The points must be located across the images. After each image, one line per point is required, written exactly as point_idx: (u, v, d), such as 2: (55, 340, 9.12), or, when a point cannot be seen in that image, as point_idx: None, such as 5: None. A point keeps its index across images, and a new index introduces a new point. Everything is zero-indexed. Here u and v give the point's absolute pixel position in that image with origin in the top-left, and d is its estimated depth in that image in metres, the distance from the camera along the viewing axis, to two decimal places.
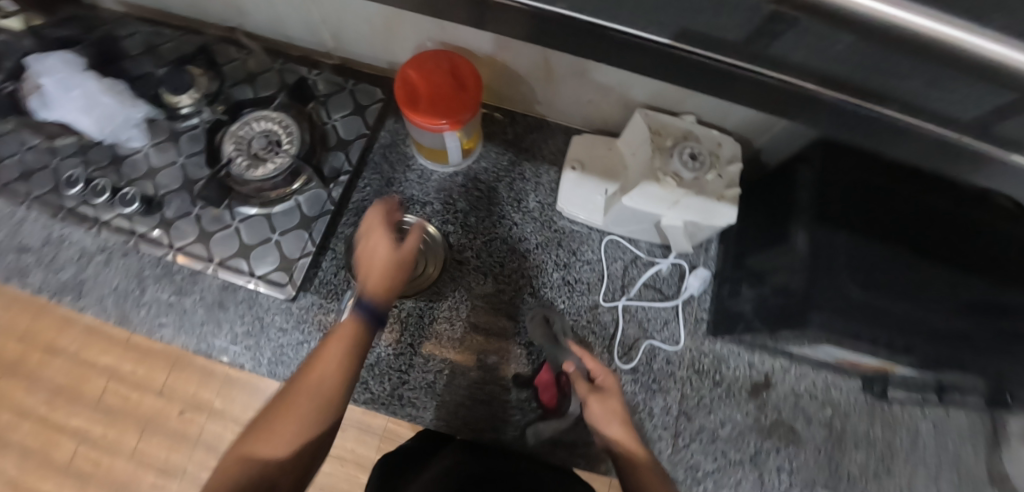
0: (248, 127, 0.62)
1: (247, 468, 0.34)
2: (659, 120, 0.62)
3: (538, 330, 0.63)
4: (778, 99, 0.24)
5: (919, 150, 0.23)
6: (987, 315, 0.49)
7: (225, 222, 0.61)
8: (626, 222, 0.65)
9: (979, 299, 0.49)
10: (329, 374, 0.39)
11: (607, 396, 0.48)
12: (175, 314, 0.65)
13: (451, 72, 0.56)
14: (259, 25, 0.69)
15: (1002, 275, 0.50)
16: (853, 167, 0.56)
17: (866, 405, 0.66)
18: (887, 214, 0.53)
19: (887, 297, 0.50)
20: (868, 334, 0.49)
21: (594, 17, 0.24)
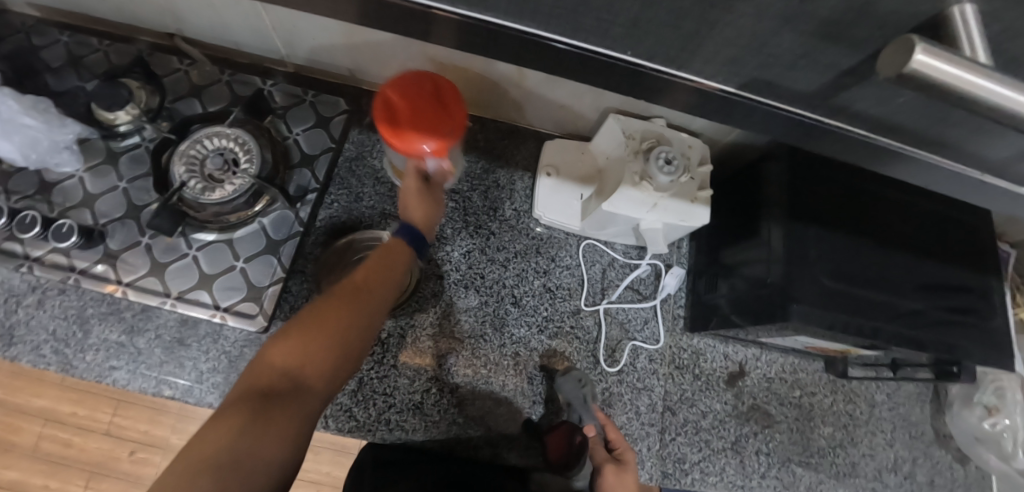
0: (199, 145, 0.58)
1: (274, 376, 0.38)
2: (632, 125, 0.64)
3: (574, 388, 0.62)
4: (757, 116, 0.26)
5: (887, 157, 0.26)
6: (928, 294, 0.55)
7: (181, 252, 0.56)
8: (604, 225, 0.66)
9: (922, 278, 0.56)
10: (379, 279, 0.45)
11: (624, 472, 0.59)
12: (129, 355, 0.60)
13: (435, 96, 0.48)
14: (202, 31, 0.63)
15: (937, 256, 0.57)
16: (815, 164, 0.59)
17: (828, 382, 0.71)
18: (846, 207, 0.58)
19: (847, 283, 0.54)
20: (838, 321, 0.53)
21: (591, 45, 0.24)
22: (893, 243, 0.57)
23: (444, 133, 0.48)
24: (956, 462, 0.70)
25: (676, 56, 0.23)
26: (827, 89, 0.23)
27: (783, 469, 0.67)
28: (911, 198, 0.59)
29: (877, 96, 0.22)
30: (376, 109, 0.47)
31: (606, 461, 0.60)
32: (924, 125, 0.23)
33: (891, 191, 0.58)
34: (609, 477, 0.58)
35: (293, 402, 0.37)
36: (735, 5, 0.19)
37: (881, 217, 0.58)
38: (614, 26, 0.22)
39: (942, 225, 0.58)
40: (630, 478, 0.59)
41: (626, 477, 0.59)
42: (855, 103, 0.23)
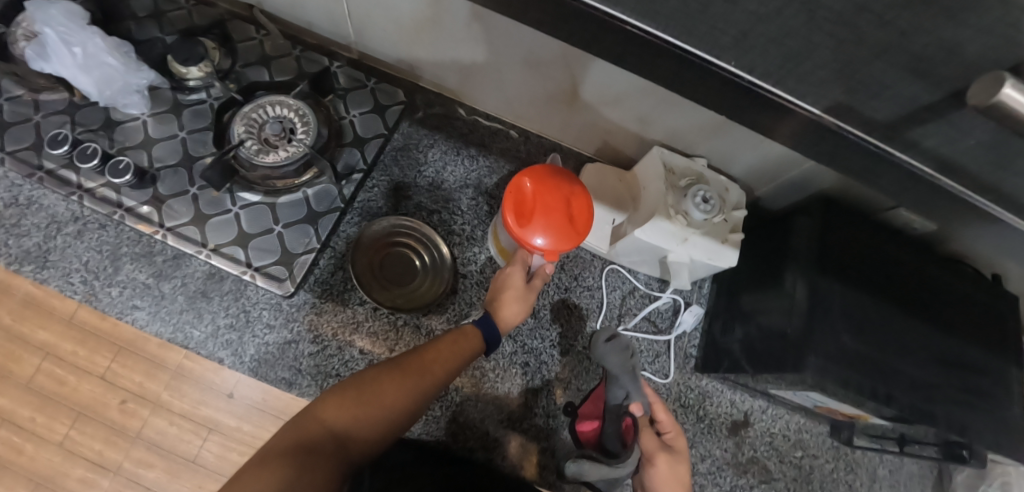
0: (262, 110, 0.60)
1: (321, 430, 0.43)
2: (673, 159, 0.65)
3: (618, 356, 0.61)
4: (817, 140, 0.28)
5: (933, 196, 0.28)
6: (944, 369, 0.55)
7: (224, 207, 0.58)
8: (632, 252, 0.67)
9: (942, 352, 0.56)
10: (438, 367, 0.50)
11: (676, 461, 0.55)
12: (152, 298, 0.61)
13: (566, 209, 0.56)
14: (279, 6, 0.66)
15: (962, 332, 0.57)
16: (847, 223, 0.60)
17: (831, 448, 0.70)
18: (875, 270, 0.58)
19: (865, 343, 0.54)
20: (854, 381, 0.53)
21: (685, 45, 0.26)
22: (919, 313, 0.57)
23: (558, 242, 0.56)
24: None
25: (759, 72, 0.25)
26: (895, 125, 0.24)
27: None
28: (937, 271, 0.59)
29: (939, 134, 0.23)
30: (513, 197, 0.56)
31: (657, 450, 0.56)
32: (981, 173, 0.24)
33: (912, 257, 0.60)
34: (663, 466, 0.54)
35: (330, 460, 0.42)
36: (827, 28, 0.20)
37: (906, 287, 0.58)
38: (708, 34, 0.24)
39: (969, 302, 0.58)
40: (680, 468, 0.55)
41: (677, 468, 0.55)
42: (924, 142, 0.24)
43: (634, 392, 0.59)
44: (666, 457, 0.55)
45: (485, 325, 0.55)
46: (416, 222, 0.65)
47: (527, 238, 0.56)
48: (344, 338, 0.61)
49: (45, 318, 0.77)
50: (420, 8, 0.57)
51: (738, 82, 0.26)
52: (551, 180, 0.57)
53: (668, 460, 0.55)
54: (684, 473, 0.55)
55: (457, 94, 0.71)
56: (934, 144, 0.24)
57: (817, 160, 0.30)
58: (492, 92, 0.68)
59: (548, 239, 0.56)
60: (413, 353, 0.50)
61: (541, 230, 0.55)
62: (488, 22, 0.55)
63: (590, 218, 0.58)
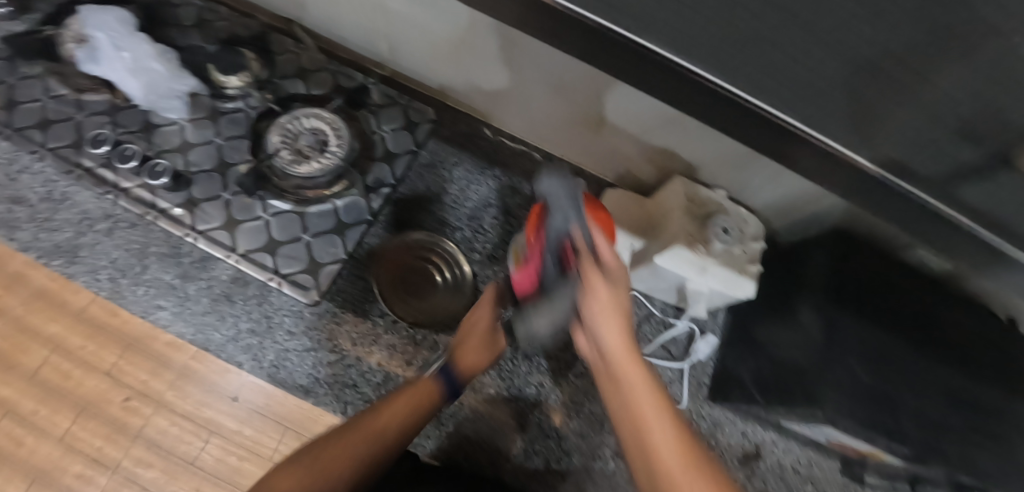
0: (297, 121, 0.61)
1: None
2: (693, 189, 0.67)
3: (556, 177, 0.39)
4: (860, 189, 0.29)
5: (963, 246, 0.29)
6: (959, 411, 0.56)
7: (255, 213, 0.59)
8: (649, 278, 0.68)
9: (959, 391, 0.56)
10: (405, 419, 0.47)
11: (601, 274, 0.37)
12: (176, 298, 0.62)
13: None
14: (317, 21, 0.68)
15: (980, 372, 0.57)
16: (861, 257, 0.61)
17: (841, 484, 0.70)
18: (889, 306, 0.59)
19: (877, 380, 0.55)
20: (869, 418, 0.53)
21: (743, 93, 0.26)
22: (936, 351, 0.57)
23: None
24: None
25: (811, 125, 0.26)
26: (938, 181, 0.25)
27: None
28: (955, 309, 0.60)
29: (981, 192, 0.24)
30: None
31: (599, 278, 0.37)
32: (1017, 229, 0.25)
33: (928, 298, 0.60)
34: (600, 294, 0.36)
35: None
36: (877, 93, 0.22)
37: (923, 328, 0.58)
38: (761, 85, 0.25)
39: (990, 342, 0.58)
40: (621, 289, 0.37)
41: (614, 291, 0.37)
42: (962, 198, 0.26)
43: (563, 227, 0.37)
44: (600, 275, 0.37)
45: (447, 377, 0.52)
46: (442, 240, 0.65)
47: None
48: (362, 349, 0.62)
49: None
50: (456, 31, 0.58)
51: (791, 129, 0.27)
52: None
53: (619, 281, 0.38)
54: (624, 298, 0.37)
55: (483, 114, 0.72)
56: (975, 198, 0.25)
57: (859, 205, 0.30)
58: (520, 116, 0.69)
59: None
60: (375, 409, 0.47)
61: None
62: (523, 48, 0.56)
63: None
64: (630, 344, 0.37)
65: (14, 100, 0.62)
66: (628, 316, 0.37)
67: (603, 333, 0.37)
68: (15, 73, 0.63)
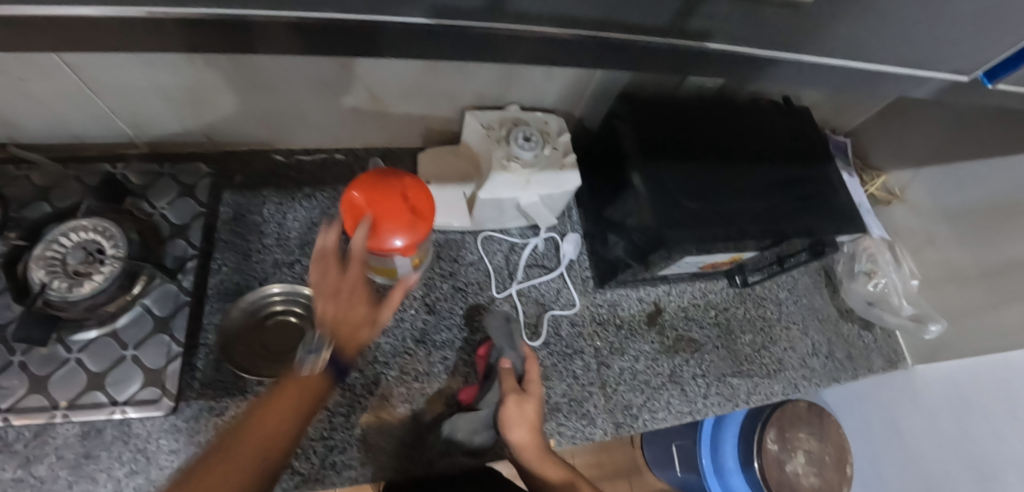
0: (55, 245, 0.54)
1: None
2: (489, 116, 0.68)
3: (498, 326, 0.64)
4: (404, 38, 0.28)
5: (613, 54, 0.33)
6: (783, 188, 0.65)
7: (61, 359, 0.53)
8: (492, 215, 0.69)
9: (747, 173, 0.65)
10: None
11: (526, 401, 0.58)
12: (31, 489, 0.53)
13: (405, 203, 0.57)
14: (33, 133, 0.59)
15: (759, 151, 0.67)
16: (647, 115, 0.66)
17: (736, 296, 0.78)
18: (687, 134, 0.66)
19: (722, 202, 0.62)
20: (743, 210, 0.62)
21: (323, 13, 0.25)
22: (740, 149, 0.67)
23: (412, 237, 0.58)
24: (863, 330, 0.79)
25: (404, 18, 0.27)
26: (552, 13, 0.28)
27: (722, 383, 0.72)
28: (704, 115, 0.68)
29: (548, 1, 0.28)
30: (354, 214, 0.57)
31: (510, 391, 0.58)
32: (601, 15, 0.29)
33: (731, 127, 0.68)
34: (511, 409, 0.57)
35: None
36: None
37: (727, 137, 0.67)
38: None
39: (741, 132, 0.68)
40: (534, 405, 0.58)
41: (527, 407, 0.58)
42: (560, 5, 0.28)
43: (511, 355, 0.62)
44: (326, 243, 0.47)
45: None
46: (270, 286, 0.63)
47: (384, 245, 0.57)
48: None
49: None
50: (195, 80, 0.55)
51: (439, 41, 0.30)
52: (386, 180, 0.57)
53: (529, 396, 0.59)
54: (534, 411, 0.59)
55: (267, 144, 0.69)
56: None
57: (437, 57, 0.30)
58: (297, 131, 0.68)
59: (403, 238, 0.57)
60: None
61: (392, 230, 0.56)
62: (264, 63, 0.55)
63: (430, 200, 0.60)
64: (537, 444, 0.58)
65: None
66: (538, 425, 0.58)
67: (507, 432, 0.57)
68: None
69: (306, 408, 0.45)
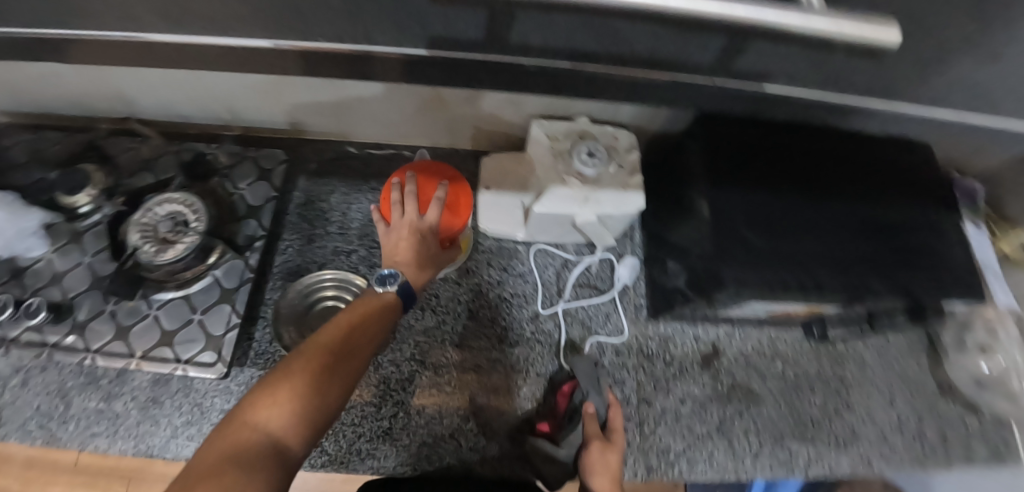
0: (151, 213, 0.61)
1: None
2: (555, 127, 0.66)
3: (586, 367, 0.63)
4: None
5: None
6: (880, 237, 0.57)
7: (142, 313, 0.59)
8: (547, 228, 0.67)
9: (837, 220, 0.57)
10: None
11: (609, 450, 0.57)
12: (109, 421, 0.61)
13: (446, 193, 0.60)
14: (148, 109, 0.67)
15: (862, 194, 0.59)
16: (733, 130, 0.60)
17: (810, 350, 0.69)
18: (779, 160, 0.59)
19: (798, 244, 0.55)
20: (821, 256, 0.55)
21: None
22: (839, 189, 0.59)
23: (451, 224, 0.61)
24: (967, 413, 0.67)
25: None
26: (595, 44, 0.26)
27: (779, 444, 0.64)
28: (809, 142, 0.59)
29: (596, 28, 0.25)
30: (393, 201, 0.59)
31: (593, 435, 0.58)
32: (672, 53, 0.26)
33: (830, 158, 0.59)
34: (591, 452, 0.56)
35: None
36: None
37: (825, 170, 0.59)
38: None
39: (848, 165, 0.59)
40: (617, 457, 0.56)
41: (612, 457, 0.56)
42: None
43: (595, 399, 0.61)
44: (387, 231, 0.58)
45: None
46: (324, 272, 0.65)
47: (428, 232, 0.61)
48: None
49: (240, 432, 0.37)
50: (275, 79, 0.59)
51: None
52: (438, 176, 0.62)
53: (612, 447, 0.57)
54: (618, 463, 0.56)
55: (341, 135, 0.72)
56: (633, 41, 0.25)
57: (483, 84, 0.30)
58: (368, 126, 0.70)
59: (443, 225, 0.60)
60: None
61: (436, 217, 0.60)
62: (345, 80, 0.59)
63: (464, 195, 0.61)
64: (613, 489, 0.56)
65: None
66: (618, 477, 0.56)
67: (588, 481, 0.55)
68: None
69: (380, 326, 0.50)
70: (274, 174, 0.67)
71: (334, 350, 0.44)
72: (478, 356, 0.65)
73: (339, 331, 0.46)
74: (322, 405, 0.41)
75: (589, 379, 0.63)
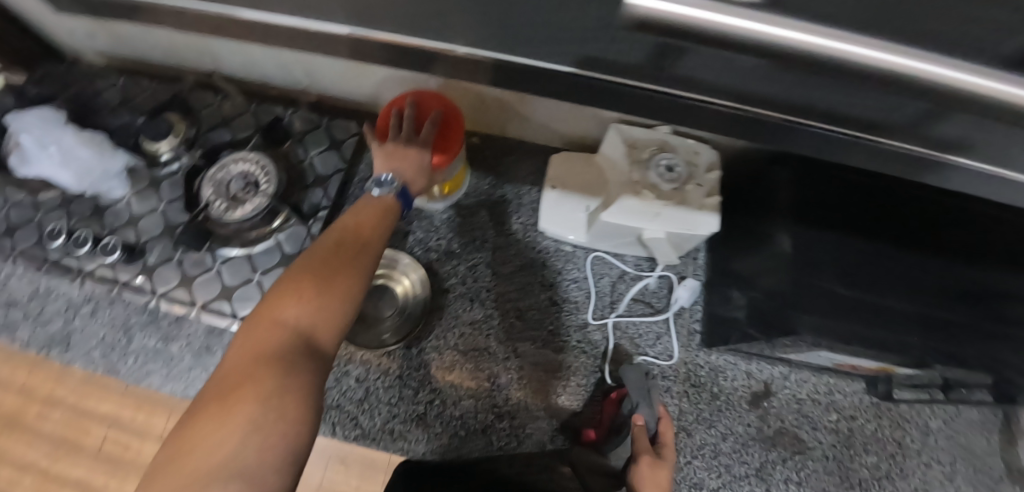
0: (227, 169, 0.62)
1: None
2: (635, 134, 0.62)
3: (635, 377, 0.60)
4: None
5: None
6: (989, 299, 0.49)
7: (207, 266, 0.62)
8: (610, 238, 0.64)
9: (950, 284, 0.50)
10: None
11: (661, 468, 0.51)
12: (163, 361, 0.64)
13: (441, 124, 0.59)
14: (232, 66, 0.68)
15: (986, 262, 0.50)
16: (834, 168, 0.55)
17: (870, 406, 0.65)
18: (882, 208, 0.53)
19: (899, 299, 0.49)
20: (925, 315, 0.48)
21: None
22: (954, 248, 0.51)
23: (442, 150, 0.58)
24: None
25: None
26: None
27: None
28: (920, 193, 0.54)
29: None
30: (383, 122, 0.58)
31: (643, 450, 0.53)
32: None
33: (950, 217, 0.53)
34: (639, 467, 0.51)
35: None
36: None
37: (937, 226, 0.52)
38: None
39: (969, 223, 0.52)
40: (669, 475, 0.51)
41: (661, 474, 0.51)
42: None
43: (644, 410, 0.58)
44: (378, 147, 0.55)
45: None
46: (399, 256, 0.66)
47: None
48: (341, 368, 0.63)
49: (265, 329, 0.39)
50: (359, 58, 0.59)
51: None
52: (430, 104, 0.60)
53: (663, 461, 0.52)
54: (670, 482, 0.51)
55: None
56: None
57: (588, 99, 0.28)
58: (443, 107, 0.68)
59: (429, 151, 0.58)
60: None
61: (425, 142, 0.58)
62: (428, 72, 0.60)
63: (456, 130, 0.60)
64: None
65: None
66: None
67: None
68: None
69: (387, 219, 0.49)
70: (343, 146, 0.67)
71: (343, 247, 0.45)
72: (519, 356, 0.64)
73: (344, 232, 0.46)
74: (340, 295, 0.41)
75: (639, 390, 0.59)
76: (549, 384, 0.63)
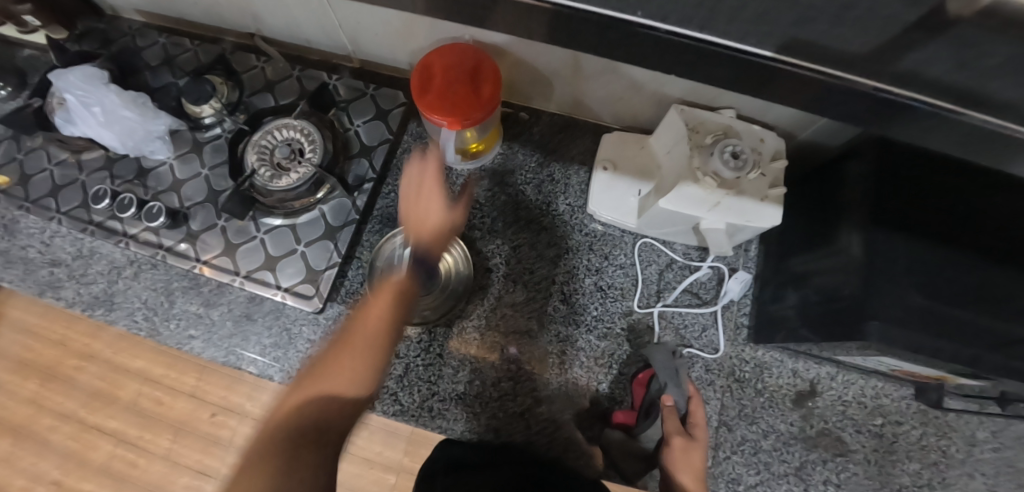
0: (271, 136, 0.61)
1: None
2: (696, 116, 0.57)
3: (661, 359, 0.60)
4: (655, 49, 0.25)
5: (914, 129, 0.24)
6: None
7: (250, 234, 0.61)
8: (661, 224, 0.62)
9: None
10: None
11: (692, 447, 0.55)
12: (204, 327, 0.64)
13: (472, 82, 0.54)
14: (275, 28, 0.65)
15: None
16: (915, 166, 0.50)
17: (917, 413, 0.63)
18: (970, 212, 0.48)
19: (985, 315, 0.44)
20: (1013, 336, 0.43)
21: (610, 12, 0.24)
22: None
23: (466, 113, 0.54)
24: None
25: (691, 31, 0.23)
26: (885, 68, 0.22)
27: None
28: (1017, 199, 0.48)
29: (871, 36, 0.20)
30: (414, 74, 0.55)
31: (675, 432, 0.56)
32: (956, 79, 0.21)
33: None
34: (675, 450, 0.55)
35: None
36: None
37: None
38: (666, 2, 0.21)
39: None
40: (699, 454, 0.55)
41: (693, 453, 0.55)
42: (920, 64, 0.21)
43: (673, 392, 0.59)
44: None
45: None
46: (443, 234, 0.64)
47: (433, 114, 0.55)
48: None
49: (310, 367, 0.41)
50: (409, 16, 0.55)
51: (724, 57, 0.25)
52: (464, 56, 0.55)
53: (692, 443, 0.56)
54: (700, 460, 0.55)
55: None
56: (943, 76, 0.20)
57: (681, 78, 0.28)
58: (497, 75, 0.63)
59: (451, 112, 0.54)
60: None
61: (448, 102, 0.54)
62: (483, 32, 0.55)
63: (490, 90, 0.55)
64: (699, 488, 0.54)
65: (26, 175, 0.64)
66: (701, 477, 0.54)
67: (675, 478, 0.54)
68: (20, 148, 0.64)
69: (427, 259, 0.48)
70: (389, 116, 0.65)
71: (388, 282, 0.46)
72: (560, 342, 0.63)
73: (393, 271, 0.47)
74: (370, 345, 0.42)
75: (665, 372, 0.59)
76: (591, 370, 0.62)
